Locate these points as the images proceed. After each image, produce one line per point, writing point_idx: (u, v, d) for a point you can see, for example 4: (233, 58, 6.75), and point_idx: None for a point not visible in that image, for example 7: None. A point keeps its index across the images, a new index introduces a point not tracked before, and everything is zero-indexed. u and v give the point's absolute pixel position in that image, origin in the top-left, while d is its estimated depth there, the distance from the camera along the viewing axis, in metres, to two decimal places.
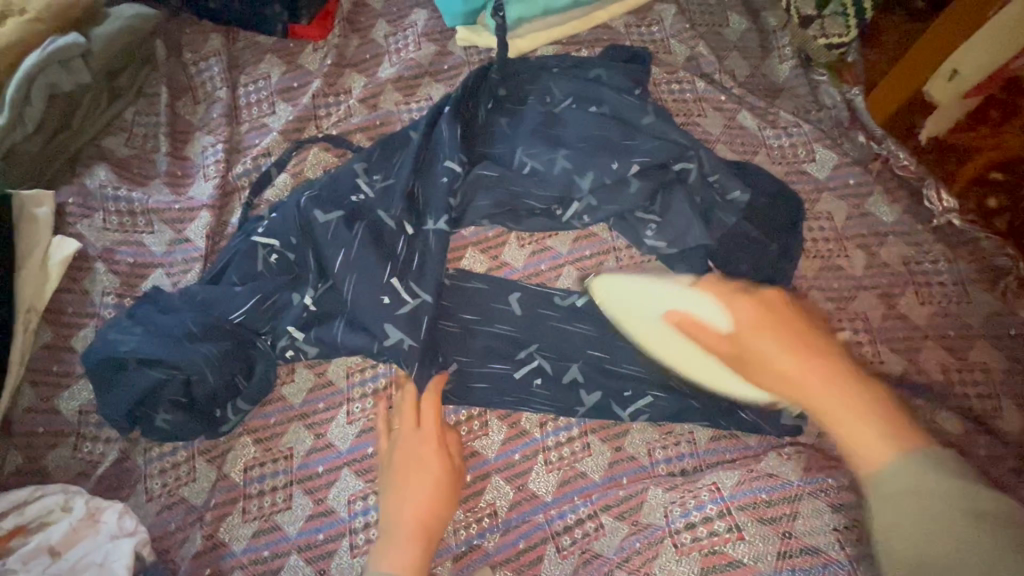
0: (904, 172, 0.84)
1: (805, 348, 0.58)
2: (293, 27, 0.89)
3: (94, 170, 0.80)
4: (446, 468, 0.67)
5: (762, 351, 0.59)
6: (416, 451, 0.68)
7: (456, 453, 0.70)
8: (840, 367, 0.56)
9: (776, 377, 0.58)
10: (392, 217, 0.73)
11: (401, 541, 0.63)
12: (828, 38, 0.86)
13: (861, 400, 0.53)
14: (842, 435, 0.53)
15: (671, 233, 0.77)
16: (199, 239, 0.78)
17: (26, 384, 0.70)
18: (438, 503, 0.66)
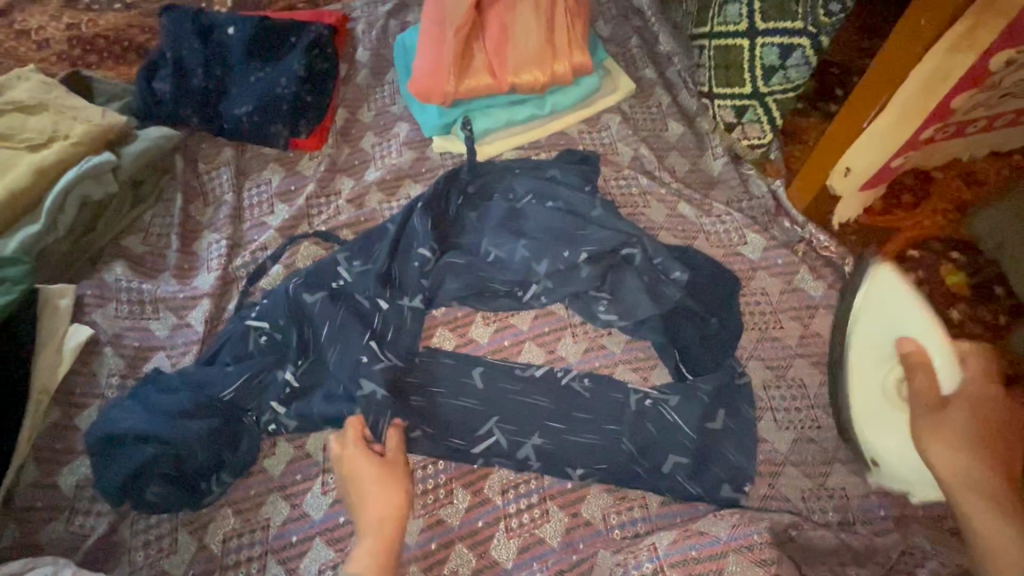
0: (827, 252, 0.93)
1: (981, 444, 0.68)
2: (295, 141, 1.05)
3: (112, 265, 0.92)
4: (383, 466, 0.73)
5: (956, 431, 0.68)
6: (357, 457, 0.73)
7: (392, 449, 0.75)
8: (997, 474, 0.66)
9: (957, 454, 0.67)
10: (368, 302, 0.83)
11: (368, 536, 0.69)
12: (750, 140, 1.01)
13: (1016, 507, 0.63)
14: (984, 524, 0.62)
15: (621, 308, 0.86)
16: (199, 324, 0.87)
17: (30, 461, 0.77)
18: (391, 497, 0.71)
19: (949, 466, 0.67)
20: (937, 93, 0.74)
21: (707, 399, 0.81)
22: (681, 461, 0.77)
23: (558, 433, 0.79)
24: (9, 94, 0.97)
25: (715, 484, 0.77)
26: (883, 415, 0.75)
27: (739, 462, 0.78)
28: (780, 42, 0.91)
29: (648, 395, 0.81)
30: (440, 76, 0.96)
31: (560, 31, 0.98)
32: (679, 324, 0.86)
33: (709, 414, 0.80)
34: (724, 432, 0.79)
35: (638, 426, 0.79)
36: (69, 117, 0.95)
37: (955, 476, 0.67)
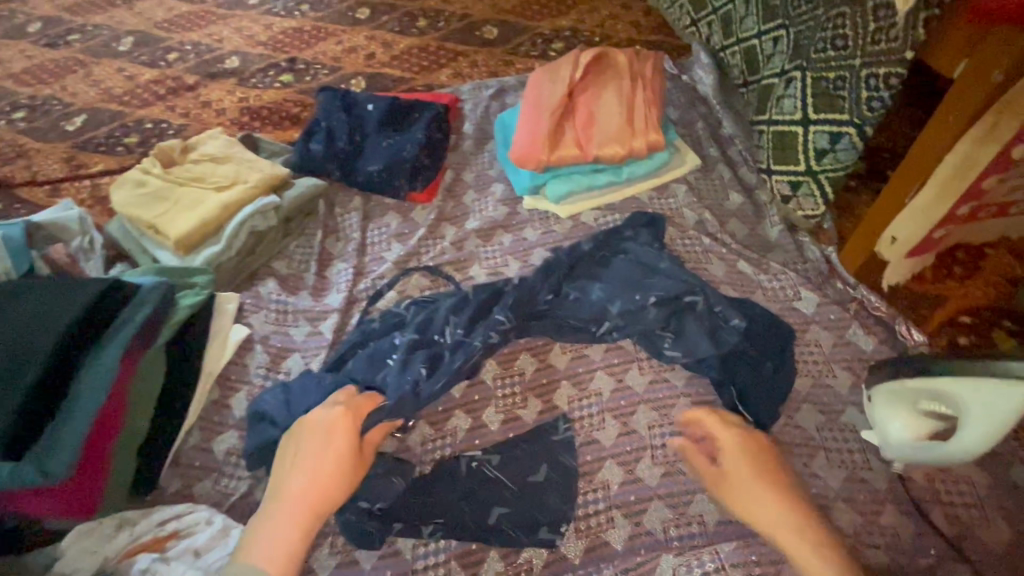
0: (877, 312, 1.03)
1: (772, 489, 0.80)
2: (411, 194, 1.28)
3: (266, 281, 1.14)
4: (345, 451, 0.83)
5: (745, 488, 0.81)
6: (330, 427, 0.84)
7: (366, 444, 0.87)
8: (793, 507, 0.78)
9: (768, 512, 0.78)
10: (455, 335, 0.98)
11: (288, 513, 0.78)
12: (804, 212, 1.15)
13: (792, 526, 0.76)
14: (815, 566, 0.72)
15: (682, 351, 0.97)
16: (328, 333, 1.07)
17: (195, 428, 0.96)
18: (336, 483, 0.81)
19: (766, 521, 0.78)
20: (967, 177, 0.88)
21: (529, 454, 0.91)
22: (505, 511, 0.86)
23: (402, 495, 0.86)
24: (204, 150, 1.28)
25: (534, 526, 0.85)
26: (894, 413, 0.85)
27: (557, 508, 0.87)
28: (830, 130, 1.07)
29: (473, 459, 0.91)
30: (535, 148, 1.17)
31: (638, 115, 1.18)
32: (737, 369, 0.95)
33: (528, 469, 0.90)
34: (546, 484, 0.89)
35: (459, 481, 0.88)
36: (247, 166, 1.23)
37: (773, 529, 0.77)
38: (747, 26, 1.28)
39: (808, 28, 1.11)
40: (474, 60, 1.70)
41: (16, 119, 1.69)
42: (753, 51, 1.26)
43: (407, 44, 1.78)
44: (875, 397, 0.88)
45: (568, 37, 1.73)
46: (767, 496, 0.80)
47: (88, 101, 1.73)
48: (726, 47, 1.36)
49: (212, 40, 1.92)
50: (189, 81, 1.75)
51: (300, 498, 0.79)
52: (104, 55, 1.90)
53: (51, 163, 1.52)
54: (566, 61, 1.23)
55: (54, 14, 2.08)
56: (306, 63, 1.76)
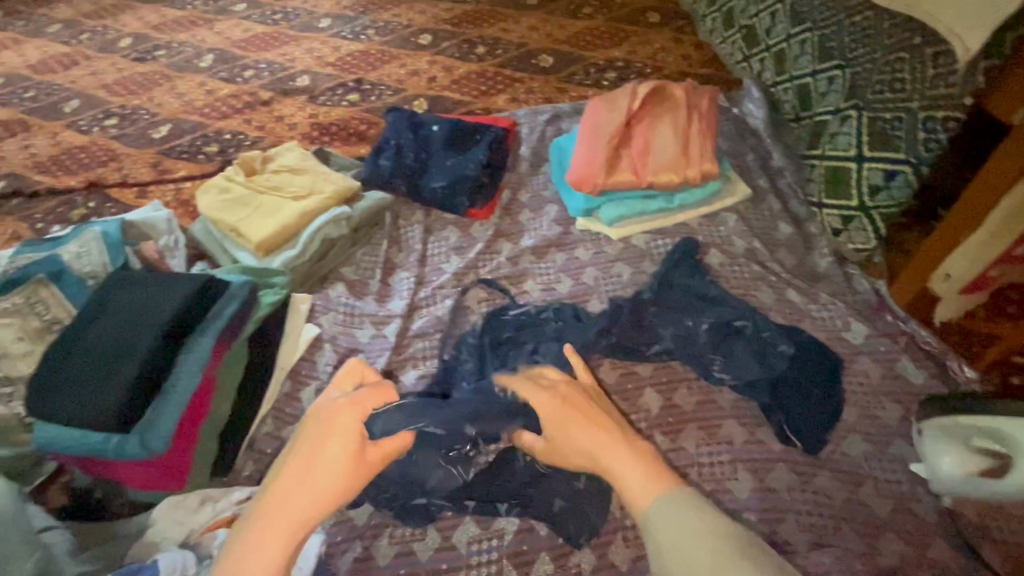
0: (929, 347, 1.05)
1: (596, 426, 0.79)
2: (470, 211, 1.35)
3: (335, 285, 1.23)
4: (349, 459, 0.70)
5: (557, 423, 0.80)
6: (333, 431, 0.72)
7: (374, 450, 0.73)
8: (602, 433, 0.78)
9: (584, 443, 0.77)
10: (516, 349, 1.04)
11: (269, 530, 0.66)
12: (855, 245, 1.18)
13: (618, 455, 0.75)
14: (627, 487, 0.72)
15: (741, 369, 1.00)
16: (392, 336, 1.15)
17: (269, 418, 1.05)
18: (336, 497, 0.69)
19: (587, 448, 0.77)
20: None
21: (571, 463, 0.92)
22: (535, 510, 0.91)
23: (457, 495, 0.91)
24: (282, 161, 1.38)
25: (563, 527, 0.90)
26: (943, 447, 0.86)
27: (590, 517, 0.90)
28: (886, 168, 1.11)
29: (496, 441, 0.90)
30: (592, 172, 1.24)
31: (693, 146, 1.24)
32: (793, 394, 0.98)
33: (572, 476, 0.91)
34: (582, 492, 0.90)
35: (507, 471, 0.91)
36: (322, 178, 1.33)
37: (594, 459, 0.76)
38: (801, 65, 1.32)
39: (864, 70, 1.15)
40: (530, 87, 1.79)
41: (108, 125, 1.84)
42: (807, 89, 1.30)
43: (466, 69, 1.89)
44: (925, 432, 0.89)
45: (621, 68, 1.81)
46: (574, 429, 0.79)
47: (172, 111, 1.88)
48: (779, 84, 1.40)
49: (285, 59, 2.06)
50: (264, 96, 1.89)
51: (279, 516, 0.66)
52: (187, 69, 2.06)
53: (140, 168, 1.66)
54: (623, 93, 1.30)
55: (143, 31, 2.26)
56: (372, 84, 1.87)
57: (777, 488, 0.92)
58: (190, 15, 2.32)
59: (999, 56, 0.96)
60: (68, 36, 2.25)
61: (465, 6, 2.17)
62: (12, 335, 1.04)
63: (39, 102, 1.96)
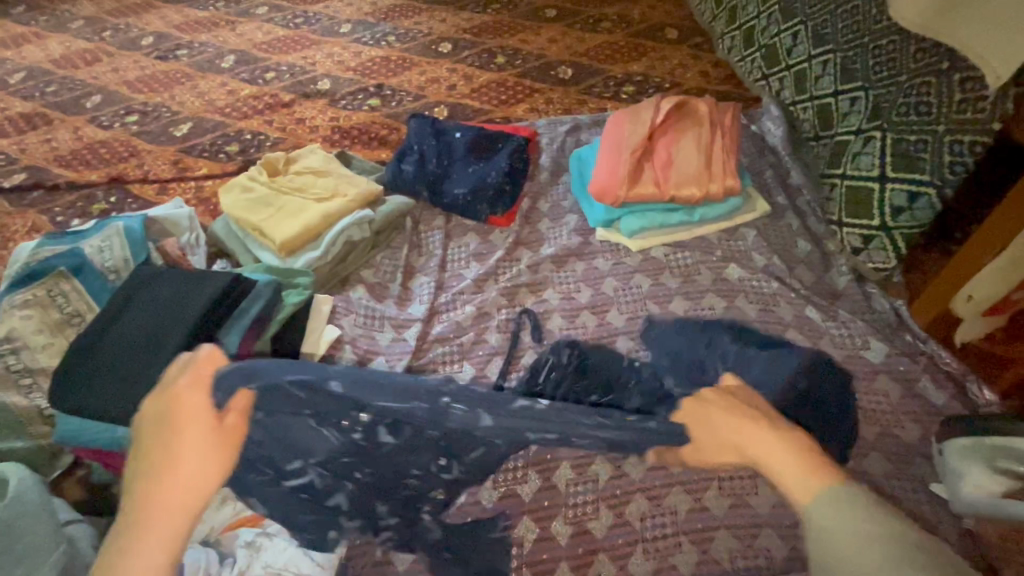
0: (948, 367, 1.05)
1: (756, 420, 0.76)
2: (491, 218, 1.36)
3: (356, 288, 1.24)
4: (211, 430, 0.72)
5: (715, 424, 0.79)
6: (182, 412, 0.73)
7: (235, 416, 0.73)
8: (762, 424, 0.76)
9: (755, 433, 0.75)
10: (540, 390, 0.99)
11: (150, 517, 0.67)
12: (874, 264, 1.18)
13: (778, 445, 0.73)
14: (790, 479, 0.71)
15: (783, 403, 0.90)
16: (412, 340, 1.15)
17: None
18: (207, 471, 0.71)
19: (752, 444, 0.74)
20: None
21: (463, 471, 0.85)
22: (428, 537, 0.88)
23: (331, 457, 0.79)
24: (305, 163, 1.40)
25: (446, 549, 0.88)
26: (965, 468, 0.87)
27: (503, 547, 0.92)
28: (907, 189, 1.12)
29: (362, 407, 0.75)
30: (615, 183, 1.25)
31: (715, 161, 1.25)
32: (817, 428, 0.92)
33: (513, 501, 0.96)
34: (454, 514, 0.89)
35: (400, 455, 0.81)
36: (345, 181, 1.34)
37: (759, 449, 0.74)
38: (822, 84, 1.34)
39: (888, 92, 1.17)
40: (549, 98, 1.81)
41: (130, 122, 1.86)
42: (828, 109, 1.32)
43: (486, 78, 1.91)
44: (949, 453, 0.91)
45: (639, 82, 1.83)
46: (724, 423, 0.78)
47: (193, 110, 1.90)
48: (798, 102, 1.42)
49: (307, 62, 2.08)
50: (285, 98, 1.90)
51: (160, 501, 0.68)
52: (209, 69, 2.08)
53: (161, 165, 1.68)
54: (646, 106, 1.32)
55: (166, 30, 2.28)
56: (393, 90, 1.89)
57: None
58: (212, 16, 2.35)
59: None
60: (91, 33, 2.27)
61: (485, 16, 2.20)
62: (32, 328, 1.05)
63: (62, 97, 1.98)
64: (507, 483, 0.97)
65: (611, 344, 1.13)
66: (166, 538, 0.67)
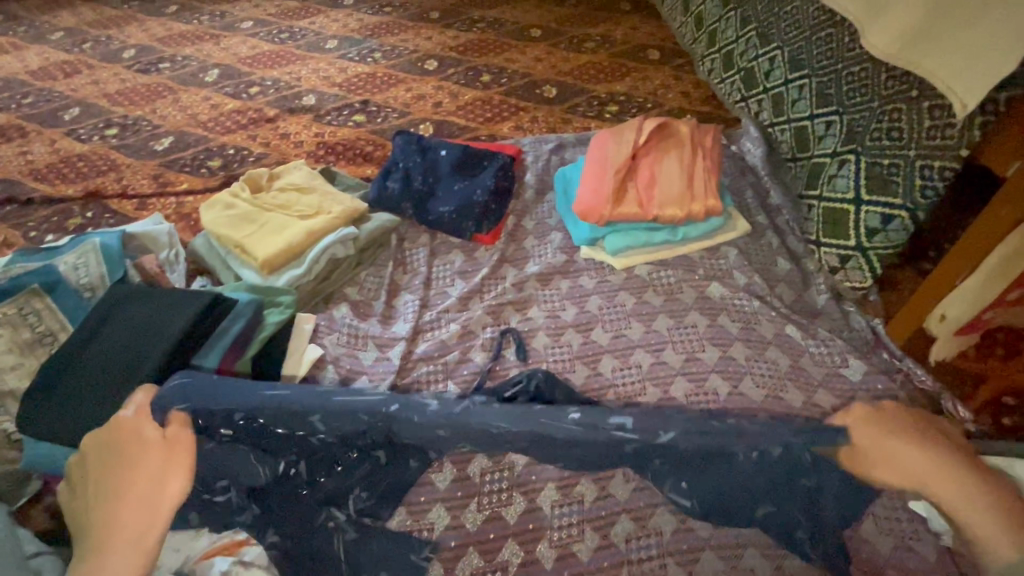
0: (923, 385, 1.08)
1: (945, 464, 0.86)
2: (476, 236, 1.36)
3: (339, 306, 1.23)
4: (162, 452, 0.84)
5: (916, 466, 0.86)
6: (126, 452, 0.84)
7: (180, 434, 0.85)
8: (959, 474, 0.85)
9: (950, 481, 0.85)
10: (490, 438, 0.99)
11: (124, 534, 0.79)
12: (851, 283, 1.22)
13: (973, 496, 0.83)
14: (981, 527, 0.82)
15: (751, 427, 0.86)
16: (396, 359, 1.14)
17: None
18: (166, 486, 0.83)
19: (947, 493, 0.85)
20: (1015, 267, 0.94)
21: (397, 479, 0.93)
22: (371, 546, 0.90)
23: (286, 465, 0.90)
24: (289, 179, 1.38)
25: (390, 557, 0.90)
26: None
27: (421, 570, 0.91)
28: (881, 212, 1.16)
29: (320, 411, 0.86)
30: (599, 203, 1.26)
31: (697, 181, 1.27)
32: (803, 463, 0.85)
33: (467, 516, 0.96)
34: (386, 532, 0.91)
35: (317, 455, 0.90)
36: (329, 198, 1.33)
37: (953, 498, 0.84)
38: (799, 108, 1.38)
39: (862, 117, 1.21)
40: (534, 116, 1.83)
41: (109, 135, 1.83)
42: (804, 132, 1.36)
43: (471, 96, 1.92)
44: None
45: (622, 102, 1.86)
46: (953, 475, 0.85)
47: (175, 124, 1.88)
48: (776, 124, 1.46)
49: (292, 77, 2.08)
50: (269, 113, 1.89)
51: (130, 519, 0.80)
52: (192, 83, 2.06)
53: (141, 180, 1.65)
54: (630, 126, 1.34)
55: (148, 43, 2.26)
56: (378, 106, 1.90)
57: None
58: (196, 30, 2.34)
59: (993, 115, 0.97)
60: (70, 45, 2.24)
61: (470, 35, 2.23)
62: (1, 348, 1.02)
63: (38, 109, 1.94)
64: (495, 506, 0.97)
65: (595, 362, 1.14)
66: (145, 542, 0.79)
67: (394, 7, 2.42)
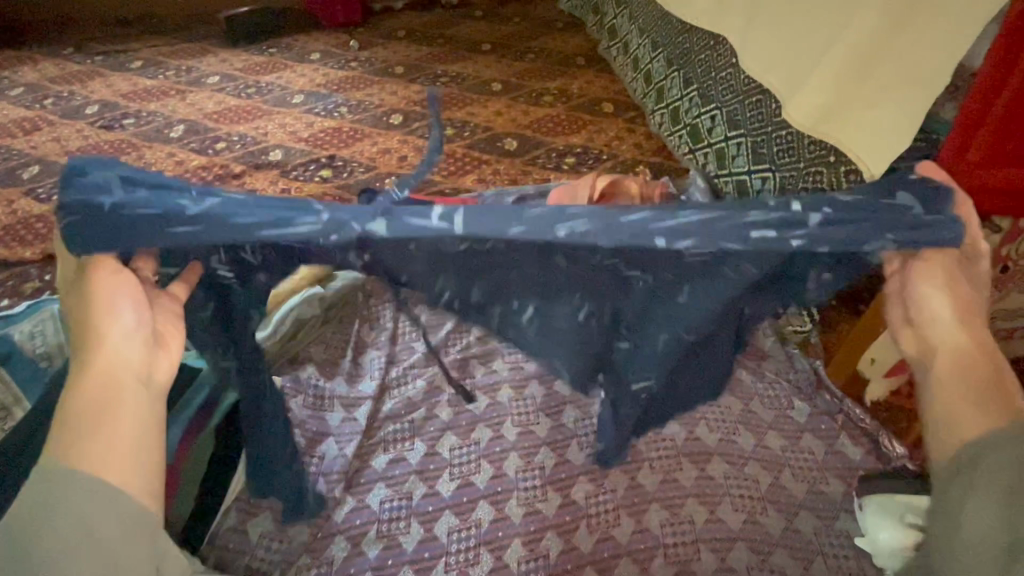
0: (863, 424, 1.15)
1: (966, 332, 0.67)
2: None
3: (305, 366, 1.23)
4: (99, 320, 0.62)
5: (942, 318, 0.68)
6: (113, 346, 0.62)
7: (102, 281, 0.62)
8: (979, 349, 0.67)
9: (962, 350, 0.67)
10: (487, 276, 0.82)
11: (76, 417, 0.60)
12: (793, 327, 1.30)
13: (968, 380, 0.66)
14: (955, 409, 0.65)
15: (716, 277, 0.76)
16: (362, 420, 1.15)
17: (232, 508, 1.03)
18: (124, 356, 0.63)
19: (949, 362, 0.67)
20: None
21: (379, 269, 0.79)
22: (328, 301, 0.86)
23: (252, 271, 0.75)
24: None
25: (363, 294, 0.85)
26: (876, 521, 0.93)
27: None
28: None
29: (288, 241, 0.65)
30: None
31: None
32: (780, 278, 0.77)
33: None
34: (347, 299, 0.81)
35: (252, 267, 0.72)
36: None
37: (943, 372, 0.67)
38: (739, 163, 1.51)
39: (791, 175, 1.33)
40: (496, 168, 1.91)
41: None
42: (745, 186, 1.49)
43: (435, 149, 2.00)
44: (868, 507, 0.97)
45: (579, 153, 1.96)
46: (966, 344, 0.67)
47: None
48: (722, 177, 1.59)
49: (258, 132, 2.12)
50: (236, 170, 1.92)
51: (90, 402, 0.60)
52: (157, 139, 2.08)
53: None
54: (584, 182, 1.42)
55: (112, 99, 2.28)
56: (344, 161, 1.95)
57: (737, 567, 0.97)
58: (161, 85, 2.37)
59: None
60: (31, 102, 2.24)
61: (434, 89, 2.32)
62: None
63: None
64: (461, 566, 0.98)
65: (558, 413, 1.17)
66: (112, 423, 0.61)
67: (359, 62, 2.51)
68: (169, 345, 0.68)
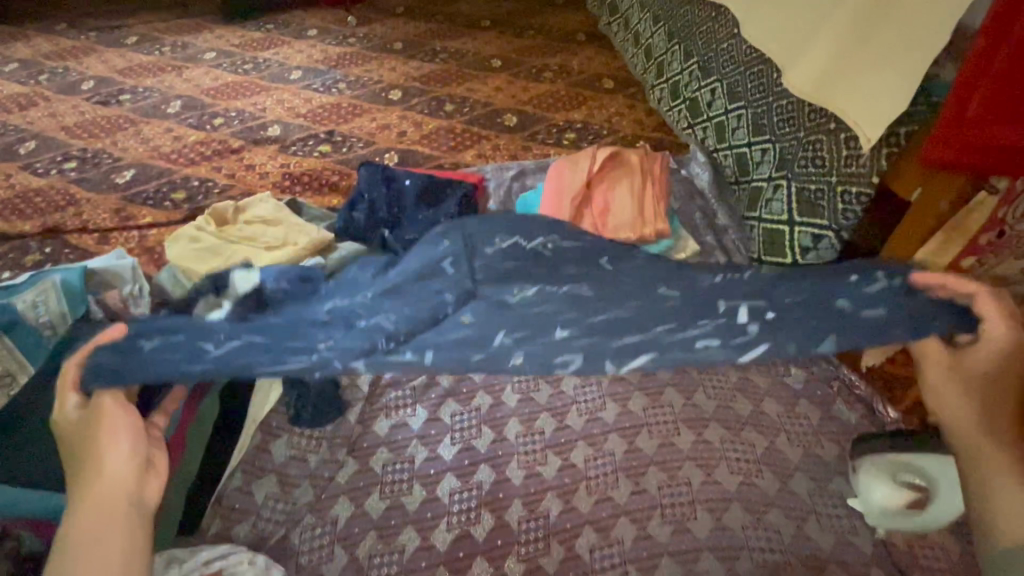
0: (856, 390, 1.19)
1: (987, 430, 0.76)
2: None
3: None
4: (107, 449, 0.74)
5: (958, 419, 0.79)
6: (116, 469, 0.74)
7: (125, 421, 0.78)
8: (1000, 443, 0.75)
9: (989, 447, 0.75)
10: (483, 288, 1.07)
11: (82, 532, 0.68)
12: None
13: (1002, 472, 0.73)
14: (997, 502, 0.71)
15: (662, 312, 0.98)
16: (365, 385, 1.15)
17: (238, 470, 1.05)
18: (122, 477, 0.74)
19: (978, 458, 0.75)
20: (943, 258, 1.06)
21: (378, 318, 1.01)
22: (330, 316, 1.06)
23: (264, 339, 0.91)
24: (254, 213, 1.41)
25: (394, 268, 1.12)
26: (869, 483, 0.98)
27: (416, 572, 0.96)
28: (812, 232, 1.26)
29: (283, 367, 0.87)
30: None
31: (647, 206, 1.36)
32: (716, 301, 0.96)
33: (440, 534, 0.99)
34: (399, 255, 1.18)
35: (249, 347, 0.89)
36: (295, 230, 1.36)
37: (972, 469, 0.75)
38: (738, 135, 1.49)
39: (791, 146, 1.33)
40: (496, 144, 1.91)
41: (68, 168, 1.81)
42: (744, 158, 1.47)
43: (435, 125, 1.99)
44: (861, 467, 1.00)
45: (579, 129, 1.95)
46: (991, 440, 0.76)
47: (138, 156, 1.88)
48: (721, 150, 1.56)
49: (256, 108, 2.10)
50: (234, 145, 1.91)
51: (94, 517, 0.69)
52: (154, 115, 2.07)
53: (102, 213, 1.64)
54: (584, 155, 1.44)
55: (107, 75, 2.26)
56: (344, 136, 1.94)
57: (733, 526, 0.99)
58: (157, 61, 2.34)
59: (897, 146, 1.09)
60: (26, 77, 2.22)
61: (433, 65, 2.30)
62: None
63: None
64: (463, 524, 1.00)
65: (558, 381, 1.18)
66: (116, 533, 0.69)
67: (357, 38, 2.48)
68: (157, 471, 0.79)
